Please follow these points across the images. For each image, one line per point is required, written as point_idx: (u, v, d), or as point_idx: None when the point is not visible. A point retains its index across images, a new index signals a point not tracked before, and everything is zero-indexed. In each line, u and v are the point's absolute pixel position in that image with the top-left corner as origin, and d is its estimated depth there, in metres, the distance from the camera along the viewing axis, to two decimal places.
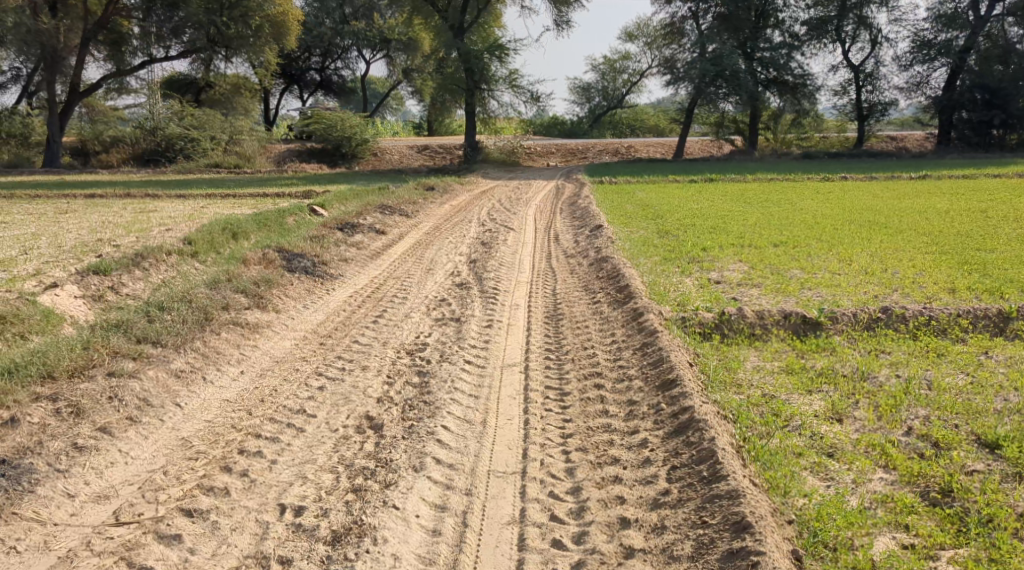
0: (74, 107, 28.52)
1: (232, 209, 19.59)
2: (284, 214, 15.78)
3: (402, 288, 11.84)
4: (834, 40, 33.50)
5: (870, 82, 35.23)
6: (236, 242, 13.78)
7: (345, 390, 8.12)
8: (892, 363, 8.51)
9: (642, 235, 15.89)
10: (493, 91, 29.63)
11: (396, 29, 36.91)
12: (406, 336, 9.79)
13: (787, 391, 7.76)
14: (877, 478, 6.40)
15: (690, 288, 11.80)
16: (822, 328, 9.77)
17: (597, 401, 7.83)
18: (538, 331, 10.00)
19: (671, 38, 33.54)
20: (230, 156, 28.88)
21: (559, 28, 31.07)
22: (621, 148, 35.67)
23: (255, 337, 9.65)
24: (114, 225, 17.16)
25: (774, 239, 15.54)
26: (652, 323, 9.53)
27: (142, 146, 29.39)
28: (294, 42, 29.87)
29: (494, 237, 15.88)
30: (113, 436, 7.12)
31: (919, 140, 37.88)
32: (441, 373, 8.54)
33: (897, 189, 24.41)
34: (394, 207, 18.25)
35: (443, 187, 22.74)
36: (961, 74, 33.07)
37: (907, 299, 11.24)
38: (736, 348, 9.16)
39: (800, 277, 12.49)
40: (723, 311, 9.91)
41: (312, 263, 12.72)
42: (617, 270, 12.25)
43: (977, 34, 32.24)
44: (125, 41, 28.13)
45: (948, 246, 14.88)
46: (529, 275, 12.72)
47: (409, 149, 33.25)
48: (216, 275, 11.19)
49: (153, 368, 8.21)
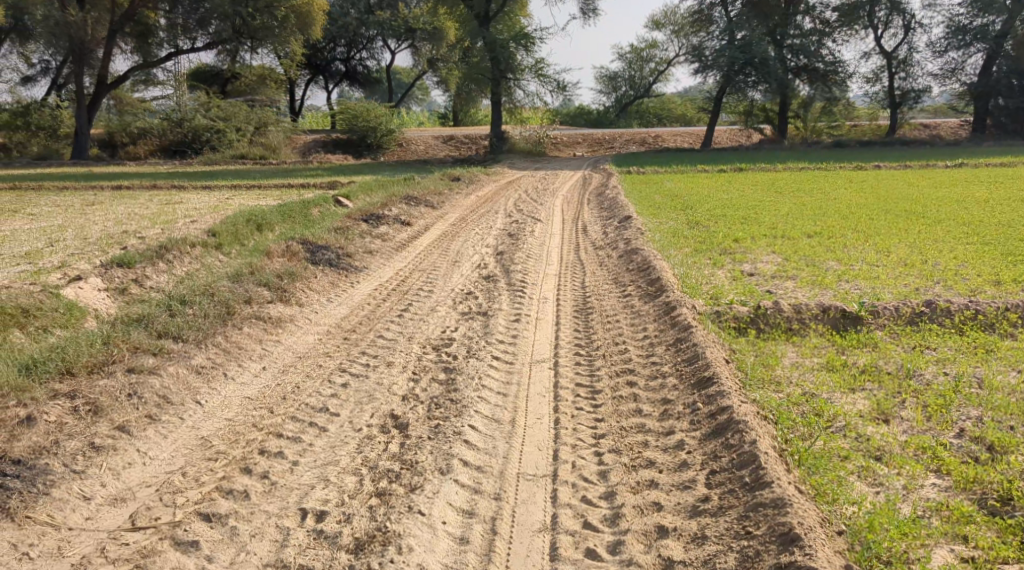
0: (101, 99, 28.60)
1: (257, 200, 19.49)
2: (309, 205, 15.60)
3: (427, 281, 11.60)
4: (866, 26, 32.67)
5: (903, 69, 34.36)
6: (260, 234, 13.63)
7: (369, 388, 7.89)
8: (939, 360, 8.11)
9: (672, 226, 15.51)
10: (519, 81, 29.22)
11: (421, 18, 36.63)
12: (432, 330, 9.54)
13: (828, 389, 7.40)
14: (931, 484, 6.09)
15: (722, 281, 11.42)
16: (863, 323, 9.36)
17: (630, 400, 7.52)
18: (567, 325, 9.70)
19: (699, 25, 32.83)
20: (256, 147, 29.21)
21: (585, 16, 30.60)
22: (648, 138, 35.15)
23: (277, 331, 9.46)
24: (139, 217, 17.07)
25: (807, 230, 15.11)
26: (685, 318, 9.19)
27: (168, 137, 29.18)
28: (320, 32, 29.72)
29: (521, 228, 15.58)
30: (132, 435, 6.96)
31: (953, 127, 36.98)
32: (468, 370, 8.28)
33: (933, 177, 23.78)
34: (418, 199, 18.01)
35: (469, 177, 22.51)
36: (997, 60, 32.15)
37: (950, 292, 10.79)
38: (773, 343, 8.81)
39: (837, 269, 12.07)
40: (758, 305, 9.55)
41: (335, 256, 12.52)
42: (647, 263, 11.90)
43: (1015, 19, 31.04)
44: (152, 33, 28.04)
45: (990, 236, 14.38)
46: (557, 267, 12.41)
47: (434, 140, 33.00)
48: (239, 268, 11.03)
49: (174, 364, 8.06)
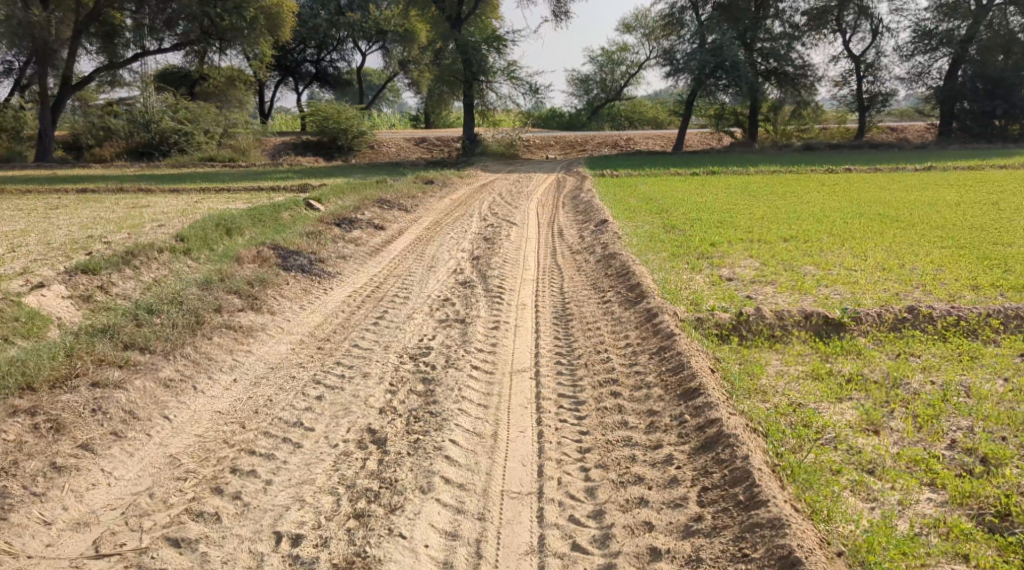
0: (66, 100, 27.88)
1: (227, 204, 19.11)
2: (280, 209, 15.25)
3: (402, 287, 11.34)
4: (835, 30, 32.91)
5: (871, 73, 34.69)
6: (230, 239, 13.27)
7: (345, 400, 7.64)
8: (925, 368, 8.02)
9: (648, 230, 15.37)
10: (492, 84, 28.97)
11: (392, 20, 36.33)
12: (409, 339, 9.29)
13: (815, 399, 7.26)
14: (926, 499, 5.99)
15: (702, 286, 11.28)
16: (846, 329, 9.25)
17: (615, 412, 7.33)
18: (547, 333, 9.49)
19: (670, 29, 32.84)
20: (225, 150, 28.79)
21: (557, 19, 30.49)
22: (620, 140, 35.09)
23: (248, 341, 9.16)
24: (106, 222, 16.60)
25: (783, 234, 15.04)
26: (668, 325, 9.02)
27: (135, 139, 28.52)
28: (289, 33, 29.30)
29: (497, 232, 15.35)
30: (95, 453, 6.64)
31: (920, 131, 37.44)
32: (448, 381, 8.04)
33: (903, 180, 23.93)
34: (391, 202, 17.74)
35: (442, 180, 22.28)
36: (962, 65, 32.60)
37: (929, 298, 10.74)
38: (757, 351, 8.68)
39: (815, 274, 11.97)
40: (741, 311, 9.40)
41: (307, 261, 12.22)
42: (626, 268, 11.75)
43: (979, 24, 31.45)
44: (118, 34, 27.41)
45: (964, 240, 14.40)
46: (535, 273, 12.19)
47: (406, 142, 32.67)
48: (209, 274, 10.71)
49: (141, 378, 7.74)
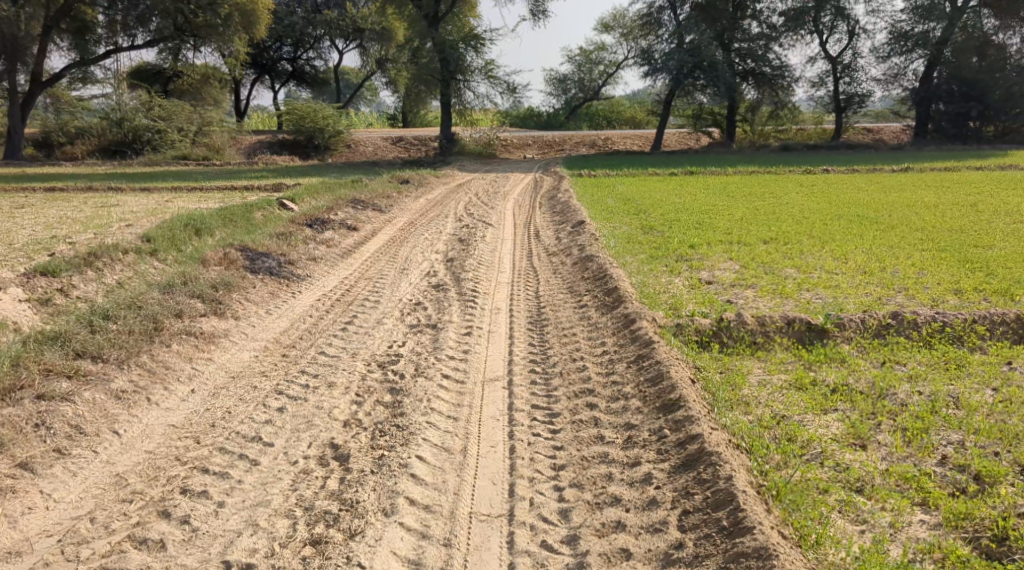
0: (36, 96, 27.07)
1: (199, 203, 18.61)
2: (252, 209, 14.82)
3: (374, 291, 10.95)
4: (811, 32, 32.78)
5: (848, 74, 34.64)
6: (199, 239, 12.78)
7: (308, 412, 7.24)
8: (911, 377, 7.77)
9: (626, 231, 15.09)
10: (469, 82, 28.59)
11: (369, 17, 35.80)
12: (377, 346, 8.91)
13: (800, 412, 7.00)
14: (918, 521, 5.76)
15: (681, 289, 11.00)
16: (829, 336, 8.99)
17: (591, 426, 6.99)
18: (522, 339, 9.16)
19: (648, 28, 32.56)
20: (199, 148, 28.09)
21: (536, 18, 30.15)
22: (598, 140, 34.81)
23: (210, 348, 8.73)
24: (72, 222, 16.02)
25: (763, 236, 14.80)
26: (646, 333, 8.71)
27: (107, 137, 27.79)
28: (265, 31, 28.68)
29: (472, 233, 15.01)
30: (34, 473, 6.24)
31: (896, 132, 37.55)
32: (416, 392, 7.66)
33: (881, 182, 23.81)
34: (366, 202, 17.31)
35: (418, 179, 21.89)
36: (938, 66, 32.59)
37: (912, 302, 10.53)
38: (738, 359, 8.40)
39: (796, 277, 11.71)
40: (721, 317, 9.10)
41: (276, 263, 11.79)
42: (603, 271, 11.44)
43: (954, 26, 31.45)
44: (90, 30, 26.72)
45: (944, 242, 14.22)
46: (510, 275, 11.86)
47: (383, 141, 32.20)
48: (171, 277, 10.26)
49: (91, 389, 7.30)
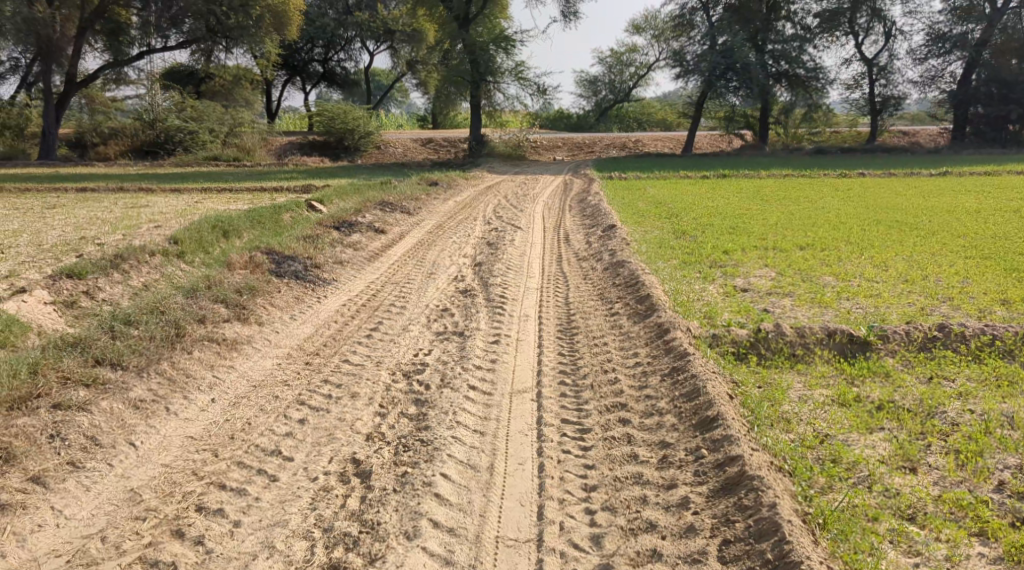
0: (71, 97, 27.12)
1: (228, 205, 18.51)
2: (280, 211, 14.70)
3: (400, 296, 10.72)
4: (847, 33, 32.09)
5: (884, 76, 33.89)
6: (226, 241, 12.65)
7: (330, 424, 7.10)
8: (961, 394, 7.35)
9: (658, 236, 14.74)
10: (499, 84, 28.38)
11: (400, 19, 35.83)
12: (403, 353, 8.67)
13: (844, 431, 6.65)
14: (977, 554, 5.47)
15: (715, 297, 10.64)
16: (872, 348, 8.55)
17: (624, 443, 6.72)
18: (551, 348, 8.86)
19: (680, 30, 32.04)
20: (229, 149, 27.99)
21: (567, 19, 29.81)
22: (629, 142, 34.41)
23: (232, 355, 8.55)
24: (102, 223, 15.99)
25: (798, 241, 14.36)
26: (681, 344, 8.38)
27: (141, 138, 28.03)
28: (297, 33, 28.70)
29: (501, 237, 14.74)
30: (47, 488, 6.20)
31: (932, 135, 36.67)
32: (442, 404, 7.42)
33: (919, 186, 23.15)
34: (395, 204, 17.11)
35: (447, 182, 21.62)
36: (976, 68, 31.72)
37: (958, 313, 10.06)
38: (777, 372, 8.03)
39: (835, 285, 11.27)
40: (758, 328, 8.74)
41: (302, 267, 11.59)
42: (635, 277, 11.11)
43: (993, 27, 30.65)
44: (124, 31, 26.85)
45: (988, 250, 13.68)
46: (539, 281, 11.57)
47: (413, 143, 32.05)
48: (196, 281, 10.09)
49: (109, 399, 7.19)
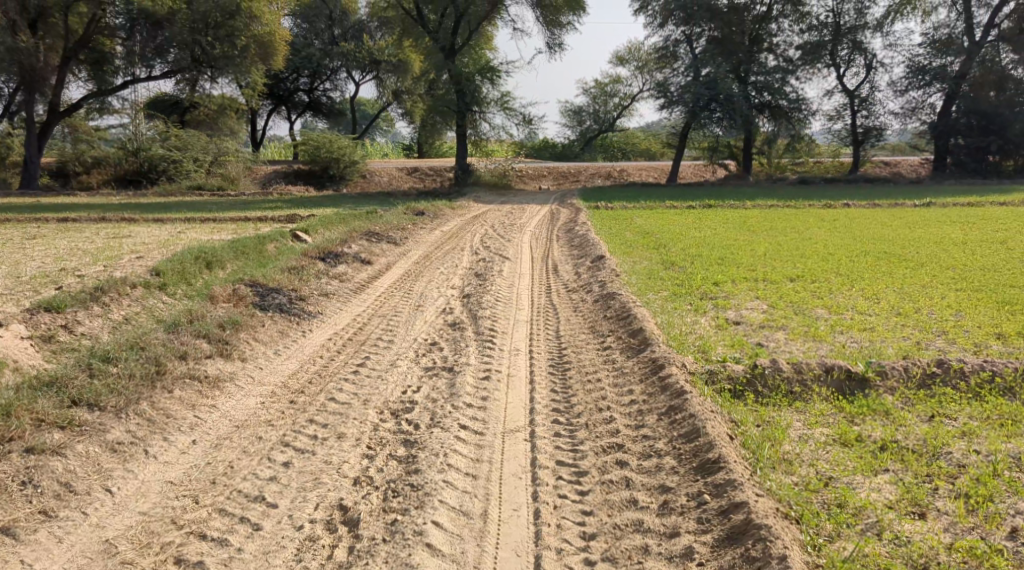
0: (53, 126, 26.76)
1: (212, 235, 18.27)
2: (264, 241, 14.48)
3: (388, 329, 10.48)
4: (829, 65, 32.24)
5: (865, 107, 34.16)
6: (209, 273, 12.42)
7: (315, 467, 6.98)
8: (965, 433, 7.20)
9: (647, 267, 14.60)
10: (485, 114, 28.33)
11: (386, 49, 35.93)
12: (391, 391, 8.40)
13: (848, 473, 6.59)
14: None
15: (708, 331, 10.45)
16: (870, 385, 8.33)
17: (622, 487, 6.76)
18: (543, 385, 8.62)
19: (663, 62, 32.23)
20: (214, 179, 27.77)
21: (552, 51, 29.90)
22: (614, 172, 34.43)
23: (214, 394, 8.26)
24: (82, 253, 15.69)
25: (788, 273, 14.26)
26: (677, 381, 8.18)
27: (124, 167, 27.72)
28: (282, 63, 28.70)
29: (488, 267, 14.56)
30: (16, 540, 6.08)
31: (914, 165, 36.92)
32: (432, 445, 7.28)
33: (904, 217, 23.19)
34: (381, 234, 16.93)
35: (434, 211, 21.45)
36: (955, 100, 31.91)
37: (954, 348, 9.94)
38: (775, 411, 7.82)
39: (828, 318, 11.13)
40: (754, 363, 8.52)
41: (287, 299, 11.35)
42: (626, 310, 10.93)
43: (972, 60, 30.97)
44: (108, 61, 26.56)
45: (977, 282, 13.64)
46: (529, 313, 11.38)
47: (398, 172, 31.92)
48: (177, 315, 9.82)
49: (85, 442, 7.05)
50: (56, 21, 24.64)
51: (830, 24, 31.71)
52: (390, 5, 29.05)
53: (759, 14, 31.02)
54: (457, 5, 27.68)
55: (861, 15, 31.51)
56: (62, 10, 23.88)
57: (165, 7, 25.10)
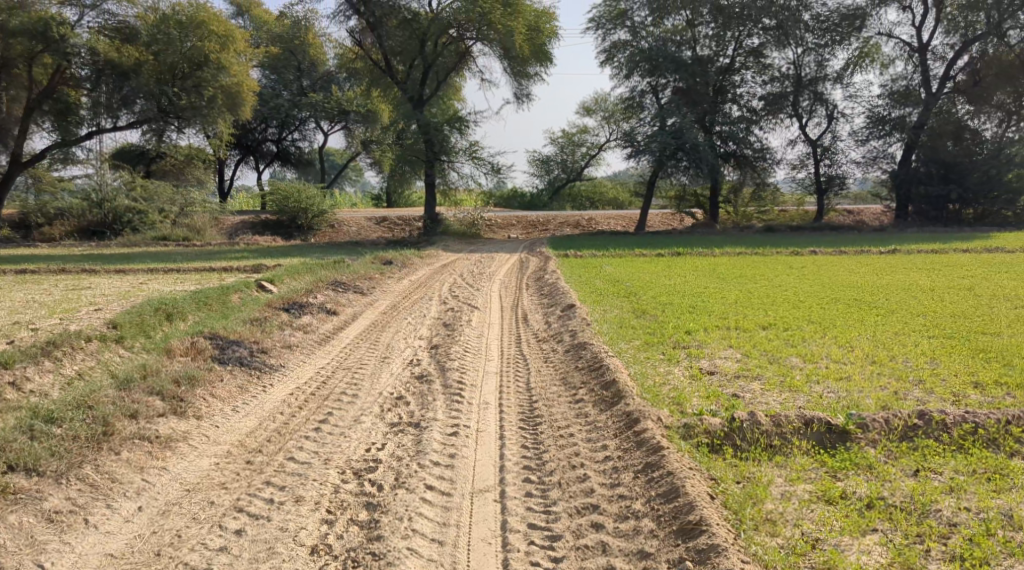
0: (15, 177, 26.02)
1: (175, 286, 17.72)
2: (228, 291, 14.04)
3: (353, 382, 10.04)
4: (791, 115, 32.62)
5: (828, 156, 34.61)
6: (169, 324, 11.92)
7: (269, 535, 6.60)
8: (953, 488, 7.05)
9: (617, 316, 14.34)
10: (453, 163, 28.21)
11: (354, 100, 35.74)
12: (353, 450, 7.95)
13: (835, 534, 6.49)
14: None
15: (682, 382, 10.13)
16: (851, 438, 8.04)
17: (598, 553, 6.57)
18: (514, 440, 8.22)
19: (630, 112, 32.32)
20: (179, 229, 27.20)
21: (519, 101, 30.03)
22: (582, 221, 34.40)
23: (166, 455, 7.75)
24: (38, 306, 15.08)
25: (760, 321, 14.07)
26: (653, 436, 7.85)
27: (87, 218, 27.01)
28: (250, 113, 28.45)
29: (457, 317, 14.19)
30: None
31: (876, 213, 37.37)
32: (396, 508, 6.94)
33: (871, 264, 23.26)
34: (347, 283, 16.55)
35: (402, 260, 21.10)
36: (915, 150, 32.43)
37: (932, 398, 9.73)
38: (755, 466, 7.51)
39: (802, 367, 10.88)
40: (732, 416, 8.20)
41: (248, 352, 10.89)
42: (598, 361, 10.60)
43: (930, 111, 31.77)
44: (73, 111, 25.46)
45: (949, 329, 13.55)
46: (499, 364, 11.03)
47: (366, 221, 31.58)
48: (129, 371, 9.31)
49: (19, 512, 6.64)
50: (20, 72, 23.72)
51: (792, 75, 32.22)
52: (359, 56, 29.03)
53: (722, 66, 31.51)
54: (425, 56, 27.82)
55: (822, 67, 32.08)
56: (26, 60, 23.04)
57: (132, 58, 24.78)
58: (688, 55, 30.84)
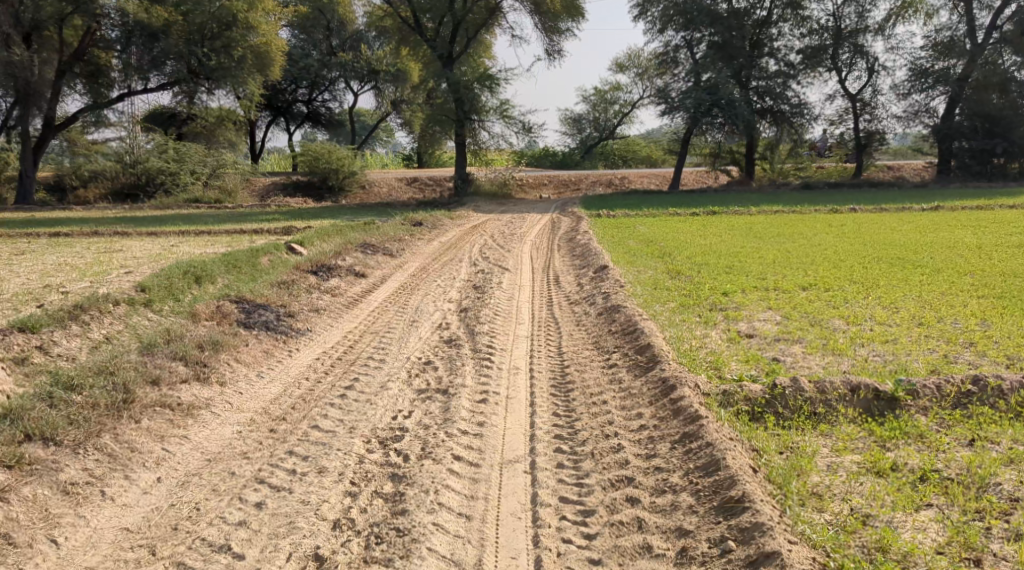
0: (49, 140, 26.02)
1: (206, 248, 17.58)
2: (257, 254, 13.79)
3: (380, 347, 9.76)
4: (830, 69, 31.51)
5: (869, 111, 33.45)
6: (198, 288, 11.69)
7: (290, 509, 6.37)
8: (1013, 460, 6.61)
9: (652, 277, 13.89)
10: (484, 122, 27.62)
11: (385, 59, 35.43)
12: (380, 418, 7.68)
13: (888, 510, 6.08)
14: None
15: (720, 345, 9.71)
16: (901, 405, 7.59)
17: (633, 530, 6.24)
18: (545, 408, 7.90)
19: (664, 67, 31.44)
20: (211, 191, 27.07)
21: (551, 57, 29.26)
22: (615, 179, 33.77)
23: (187, 423, 7.56)
24: (71, 269, 14.98)
25: (800, 280, 13.55)
26: (691, 405, 7.46)
27: (121, 180, 26.90)
28: (280, 73, 28.05)
29: (487, 279, 13.85)
30: None
31: (918, 169, 36.18)
32: (422, 480, 6.67)
33: (912, 221, 22.47)
34: (377, 246, 16.23)
35: (432, 222, 20.75)
36: (960, 103, 31.19)
37: (985, 361, 9.22)
38: (799, 435, 7.12)
39: (845, 329, 10.39)
40: (774, 383, 7.78)
41: (275, 317, 10.64)
42: (632, 324, 10.21)
43: (975, 62, 30.34)
44: (104, 74, 25.61)
45: (998, 288, 12.92)
46: (529, 327, 10.69)
47: (397, 182, 31.19)
48: (153, 336, 9.11)
49: (34, 484, 6.46)
50: (50, 33, 23.55)
51: (831, 27, 31.05)
52: (388, 15, 28.44)
53: (759, 18, 30.40)
54: (455, 12, 27.15)
55: (862, 18, 30.85)
56: (57, 22, 22.87)
57: (161, 19, 24.47)
58: (723, 8, 29.74)
